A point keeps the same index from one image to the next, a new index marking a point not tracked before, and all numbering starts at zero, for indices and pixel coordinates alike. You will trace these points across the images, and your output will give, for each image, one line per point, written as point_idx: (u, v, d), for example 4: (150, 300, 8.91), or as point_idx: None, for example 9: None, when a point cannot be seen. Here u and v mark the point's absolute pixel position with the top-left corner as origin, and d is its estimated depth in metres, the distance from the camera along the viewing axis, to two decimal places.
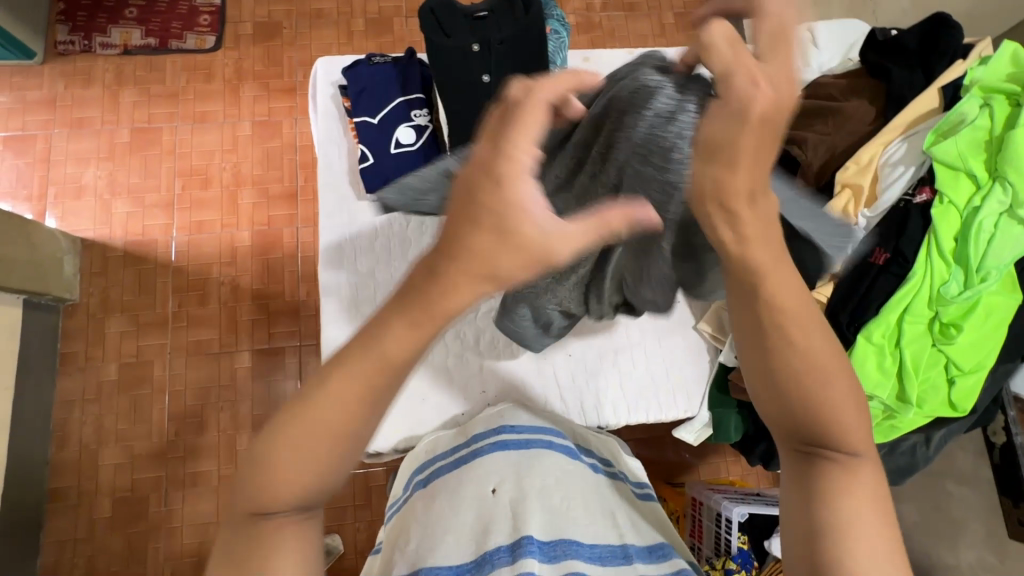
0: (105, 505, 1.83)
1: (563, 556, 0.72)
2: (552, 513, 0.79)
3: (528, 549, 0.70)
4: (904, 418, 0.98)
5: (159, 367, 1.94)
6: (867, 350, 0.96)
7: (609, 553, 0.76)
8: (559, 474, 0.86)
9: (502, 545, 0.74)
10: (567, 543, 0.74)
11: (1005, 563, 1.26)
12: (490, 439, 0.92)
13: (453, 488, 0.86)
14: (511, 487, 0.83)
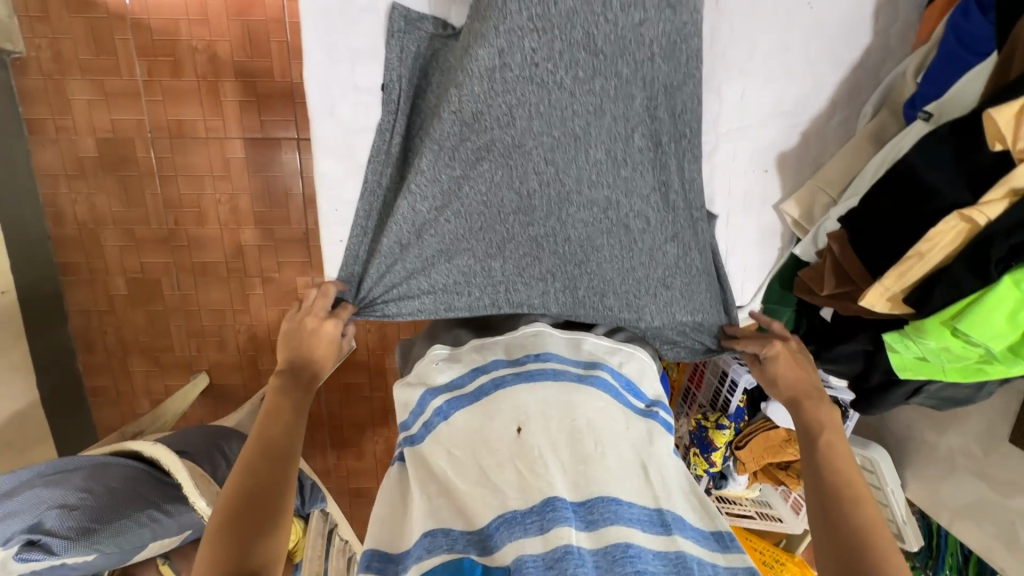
0: (120, 283, 1.87)
1: (600, 523, 0.62)
2: (584, 467, 0.67)
3: (563, 514, 0.62)
4: (998, 367, 0.76)
5: (143, 149, 1.74)
6: (1007, 295, 0.68)
7: (647, 516, 0.65)
8: (592, 417, 0.71)
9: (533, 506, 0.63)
10: (605, 503, 0.64)
11: (988, 457, 1.31)
12: (512, 371, 0.76)
13: (466, 428, 0.73)
14: (541, 429, 0.70)
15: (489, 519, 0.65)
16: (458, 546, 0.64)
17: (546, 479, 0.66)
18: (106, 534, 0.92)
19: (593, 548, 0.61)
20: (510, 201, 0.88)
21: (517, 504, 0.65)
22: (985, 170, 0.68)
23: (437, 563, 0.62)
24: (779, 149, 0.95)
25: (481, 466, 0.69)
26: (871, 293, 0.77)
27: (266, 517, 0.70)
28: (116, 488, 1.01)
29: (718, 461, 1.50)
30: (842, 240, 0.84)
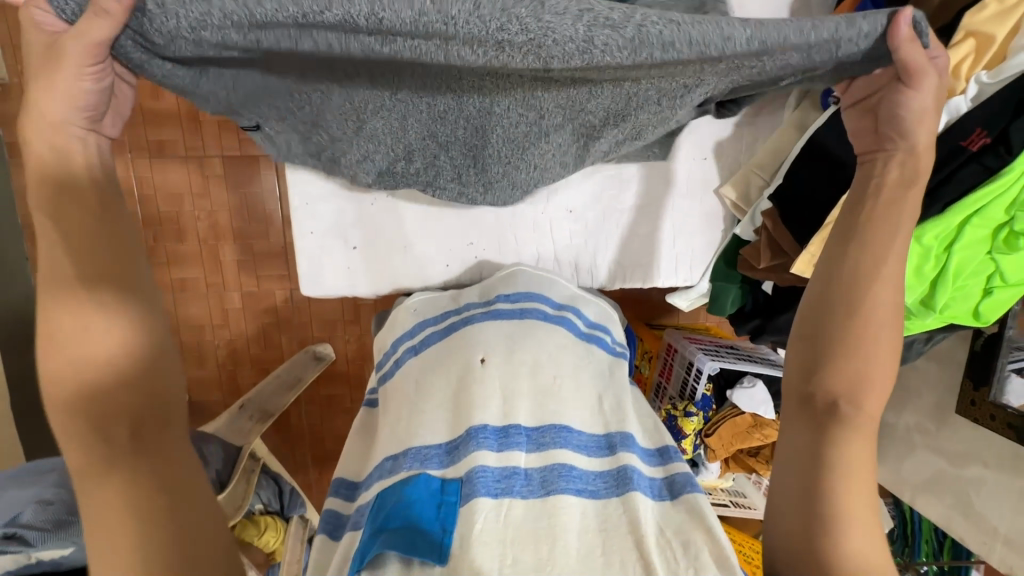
0: None
1: (550, 444, 0.66)
2: (543, 395, 0.72)
3: (515, 441, 0.66)
4: (915, 322, 0.82)
5: (122, 168, 1.79)
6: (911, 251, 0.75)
7: (593, 442, 0.69)
8: (552, 352, 0.76)
9: (489, 425, 0.67)
10: (557, 428, 0.68)
11: (941, 430, 1.39)
12: (482, 310, 0.82)
13: (441, 361, 0.77)
14: (503, 363, 0.74)
15: (456, 437, 0.67)
16: (417, 463, 0.66)
17: (509, 405, 0.70)
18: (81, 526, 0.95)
19: (542, 463, 0.65)
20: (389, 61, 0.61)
21: (480, 419, 0.67)
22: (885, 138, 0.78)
23: (397, 479, 0.65)
24: (716, 140, 1.02)
25: (448, 393, 0.73)
26: (800, 259, 0.85)
27: (175, 419, 0.58)
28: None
29: (689, 449, 1.54)
30: (774, 216, 0.92)
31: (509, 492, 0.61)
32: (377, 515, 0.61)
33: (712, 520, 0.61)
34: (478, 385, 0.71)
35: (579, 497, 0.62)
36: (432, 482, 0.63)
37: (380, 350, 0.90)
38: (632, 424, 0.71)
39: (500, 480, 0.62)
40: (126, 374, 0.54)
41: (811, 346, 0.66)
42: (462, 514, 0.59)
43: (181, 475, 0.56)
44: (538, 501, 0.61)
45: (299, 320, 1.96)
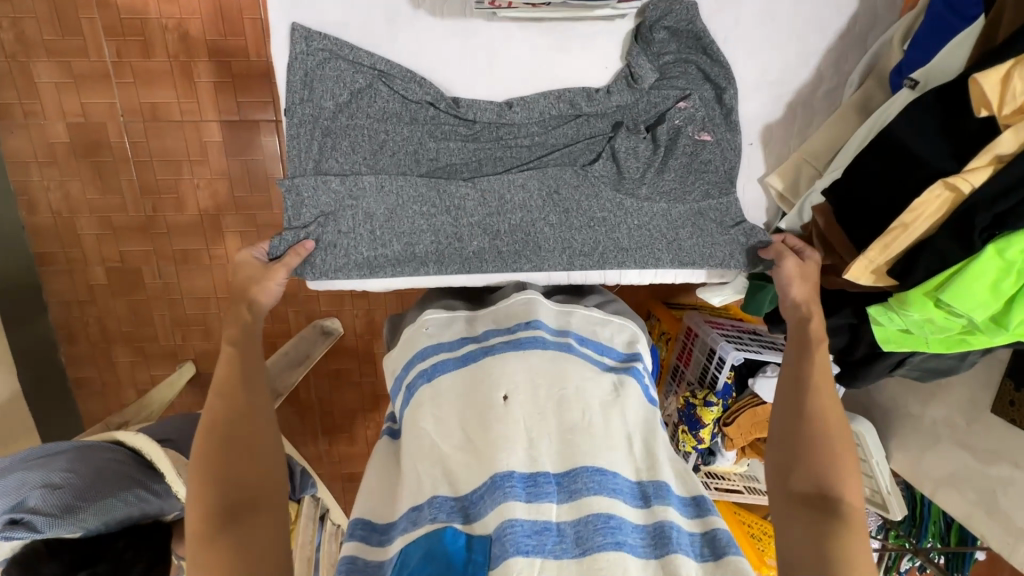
0: (99, 272, 1.82)
1: (583, 493, 0.63)
2: (574, 436, 0.68)
3: (546, 491, 0.64)
4: (980, 338, 0.76)
5: (115, 134, 1.68)
6: (989, 266, 0.67)
7: (628, 490, 0.67)
8: (581, 387, 0.72)
9: (516, 472, 0.64)
10: (590, 474, 0.65)
11: (970, 428, 1.32)
12: (506, 340, 0.76)
13: (463, 394, 0.72)
14: (529, 400, 0.70)
15: (477, 485, 0.65)
16: (442, 513, 0.64)
17: (535, 450, 0.67)
18: (93, 511, 0.93)
19: (576, 517, 0.62)
20: (423, 201, 0.87)
21: (506, 465, 0.64)
22: (972, 132, 0.67)
23: (421, 533, 0.62)
24: (765, 121, 0.93)
25: (469, 432, 0.69)
26: (855, 267, 0.77)
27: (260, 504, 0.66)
28: (101, 467, 1.00)
29: (706, 437, 1.51)
30: (827, 213, 0.84)
31: (542, 550, 0.59)
32: (401, 572, 0.59)
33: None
34: (502, 426, 0.67)
35: (620, 552, 0.60)
36: (459, 536, 0.61)
37: (393, 370, 0.85)
38: (666, 472, 0.69)
39: (532, 536, 0.60)
40: (230, 442, 0.69)
41: (785, 449, 0.72)
42: (493, 574, 0.58)
43: (268, 552, 0.64)
44: (574, 562, 0.59)
45: (305, 294, 1.90)
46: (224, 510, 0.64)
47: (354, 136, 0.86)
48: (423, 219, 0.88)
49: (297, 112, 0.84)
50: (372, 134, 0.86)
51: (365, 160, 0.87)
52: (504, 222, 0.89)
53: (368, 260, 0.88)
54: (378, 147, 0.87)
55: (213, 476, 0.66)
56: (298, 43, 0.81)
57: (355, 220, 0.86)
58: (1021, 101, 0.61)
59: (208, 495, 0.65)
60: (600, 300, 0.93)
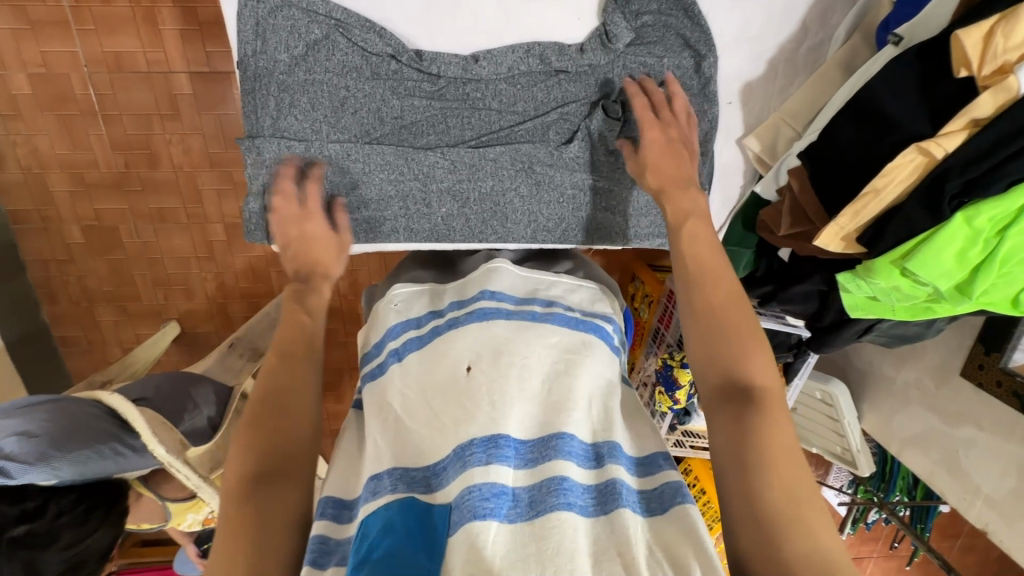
0: (75, 232, 1.79)
1: (544, 460, 0.65)
2: (535, 405, 0.70)
3: (503, 454, 0.63)
4: (945, 306, 0.76)
5: (80, 86, 1.61)
6: (958, 235, 0.66)
7: (581, 451, 0.67)
8: (543, 353, 0.73)
9: (476, 438, 0.64)
10: (557, 438, 0.66)
11: (940, 390, 1.35)
12: (464, 310, 0.77)
13: (426, 365, 0.73)
14: (489, 366, 0.70)
15: (441, 456, 0.66)
16: (402, 483, 0.65)
17: (499, 412, 0.67)
18: (66, 461, 0.94)
19: (533, 484, 0.63)
20: (390, 164, 0.86)
21: (467, 435, 0.65)
22: (949, 95, 0.64)
23: (381, 503, 0.62)
24: (745, 78, 0.89)
25: (433, 401, 0.70)
26: (825, 234, 0.75)
27: (286, 476, 0.62)
28: (76, 417, 1.01)
29: (682, 399, 1.54)
30: (802, 177, 0.81)
31: (497, 514, 0.59)
32: (361, 544, 0.58)
33: (702, 532, 0.59)
34: (465, 396, 0.68)
35: (569, 512, 0.60)
36: (420, 505, 0.62)
37: (365, 346, 0.84)
38: (618, 434, 0.69)
39: (489, 499, 0.59)
40: (266, 402, 0.65)
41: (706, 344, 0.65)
42: (451, 541, 0.58)
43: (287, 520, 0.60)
44: (525, 525, 0.59)
45: None
46: (262, 471, 0.61)
47: (313, 91, 0.82)
48: (391, 186, 0.87)
49: (251, 65, 0.79)
50: (332, 90, 0.82)
51: (326, 119, 0.83)
52: (472, 183, 0.89)
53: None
54: (338, 106, 0.83)
55: (256, 437, 0.63)
56: None
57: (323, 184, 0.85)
58: (1001, 61, 0.58)
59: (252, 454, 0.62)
60: (571, 265, 0.92)
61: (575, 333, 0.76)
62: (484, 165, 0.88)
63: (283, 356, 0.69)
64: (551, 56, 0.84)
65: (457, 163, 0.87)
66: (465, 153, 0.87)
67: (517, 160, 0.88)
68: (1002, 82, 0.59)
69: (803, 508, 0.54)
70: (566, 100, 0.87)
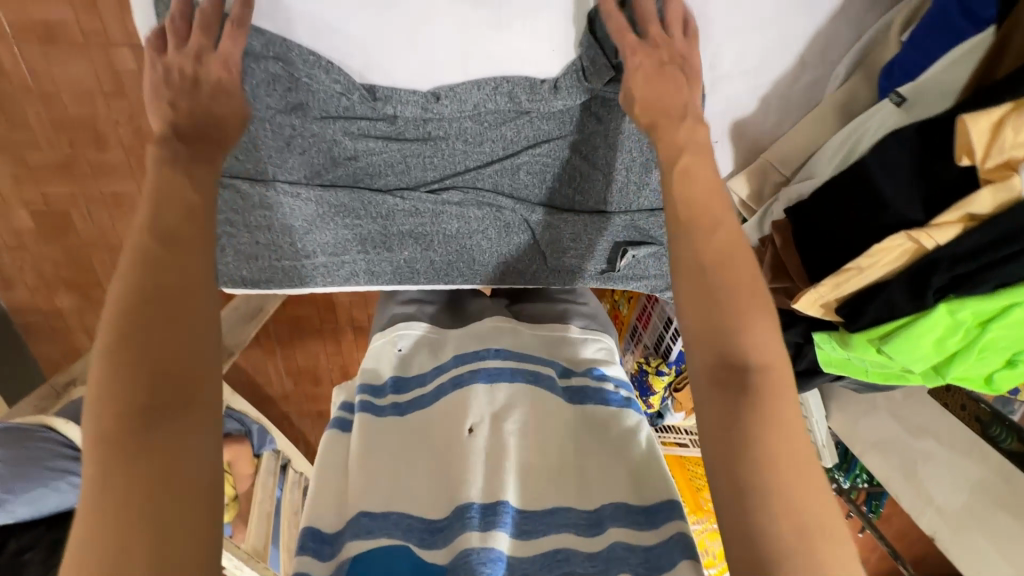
0: (24, 216, 1.68)
1: (535, 534, 0.62)
2: (540, 469, 0.67)
3: (467, 523, 0.60)
4: (918, 378, 0.74)
5: (9, 61, 1.44)
6: (938, 324, 0.63)
7: (582, 519, 0.64)
8: (552, 419, 0.71)
9: (477, 503, 0.62)
10: (548, 507, 0.64)
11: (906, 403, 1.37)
12: (467, 365, 0.74)
13: (428, 429, 0.71)
14: (491, 432, 0.68)
15: (449, 512, 0.63)
16: (399, 530, 0.61)
17: (500, 479, 0.64)
18: (21, 501, 0.93)
19: (509, 551, 0.59)
20: (345, 207, 0.79)
21: (474, 496, 0.62)
22: (948, 182, 0.58)
23: (371, 545, 0.58)
24: (734, 115, 0.82)
25: (433, 473, 0.67)
26: (804, 301, 0.72)
27: (187, 408, 0.48)
28: (20, 446, 0.96)
29: (655, 403, 1.56)
30: (785, 233, 0.77)
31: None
32: None
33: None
34: (468, 458, 0.66)
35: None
36: (399, 551, 0.58)
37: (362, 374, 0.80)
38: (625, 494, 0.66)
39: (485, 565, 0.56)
40: (142, 313, 0.49)
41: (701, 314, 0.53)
42: None
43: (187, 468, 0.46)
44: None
45: None
46: (149, 403, 0.46)
47: (254, 130, 0.73)
48: (347, 229, 0.81)
49: None
50: (273, 131, 0.73)
51: (270, 160, 0.75)
52: (436, 224, 0.83)
53: (295, 268, 0.83)
54: (282, 148, 0.75)
55: (136, 359, 0.48)
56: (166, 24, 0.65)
57: (273, 227, 0.79)
58: (1007, 157, 0.53)
59: (127, 382, 0.47)
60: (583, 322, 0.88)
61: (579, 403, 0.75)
62: (448, 210, 0.82)
63: (164, 253, 0.53)
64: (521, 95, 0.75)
65: (418, 206, 0.81)
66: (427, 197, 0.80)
67: (484, 203, 0.82)
68: (1006, 179, 0.53)
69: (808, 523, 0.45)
70: (538, 139, 0.79)
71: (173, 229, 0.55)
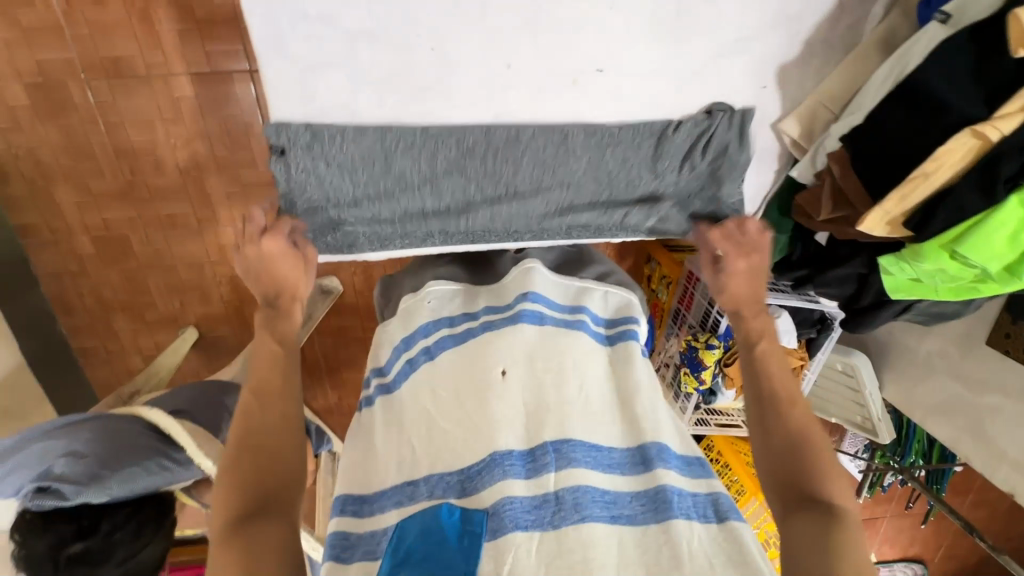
0: (85, 243, 1.77)
1: (566, 465, 0.67)
2: (569, 407, 0.72)
3: (545, 463, 0.68)
4: (991, 287, 0.76)
5: (79, 93, 1.56)
6: (1010, 217, 0.66)
7: (624, 459, 0.71)
8: (576, 360, 0.77)
9: (515, 451, 0.69)
10: (570, 445, 0.69)
11: (965, 359, 1.36)
12: (503, 316, 0.80)
13: (461, 367, 0.77)
14: (521, 374, 0.75)
15: (477, 460, 0.68)
16: (439, 490, 0.68)
17: (536, 424, 0.72)
18: (116, 479, 0.94)
19: (551, 489, 0.66)
20: (421, 171, 0.86)
21: (505, 445, 0.68)
22: (1004, 78, 0.63)
23: (417, 510, 0.66)
24: (780, 62, 0.85)
25: (466, 408, 0.73)
26: (870, 219, 0.74)
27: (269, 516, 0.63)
28: (119, 435, 1.01)
29: (708, 379, 1.55)
30: (844, 161, 0.80)
31: (541, 523, 0.63)
32: (398, 546, 0.62)
33: (753, 553, 0.62)
34: (501, 399, 0.72)
35: (613, 526, 0.64)
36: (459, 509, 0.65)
37: (389, 336, 0.87)
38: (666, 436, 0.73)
39: (531, 511, 0.64)
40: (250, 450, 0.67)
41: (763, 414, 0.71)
42: (493, 545, 0.61)
43: (281, 548, 0.62)
44: (574, 528, 0.62)
45: None
46: (247, 510, 0.63)
47: (341, 105, 0.80)
48: (423, 193, 0.87)
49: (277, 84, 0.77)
50: (360, 102, 0.81)
51: (354, 131, 0.82)
52: (504, 186, 0.89)
53: (375, 233, 0.90)
54: (366, 117, 0.82)
55: (231, 490, 0.64)
56: (270, 11, 0.72)
57: (358, 193, 0.85)
58: None
59: (235, 504, 0.63)
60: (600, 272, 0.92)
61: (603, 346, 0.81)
62: (516, 169, 0.88)
63: (266, 406, 0.72)
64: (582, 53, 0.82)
65: (488, 167, 0.87)
66: (497, 158, 0.87)
67: (549, 162, 0.88)
68: None
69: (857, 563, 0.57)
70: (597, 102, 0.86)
71: (275, 378, 0.73)
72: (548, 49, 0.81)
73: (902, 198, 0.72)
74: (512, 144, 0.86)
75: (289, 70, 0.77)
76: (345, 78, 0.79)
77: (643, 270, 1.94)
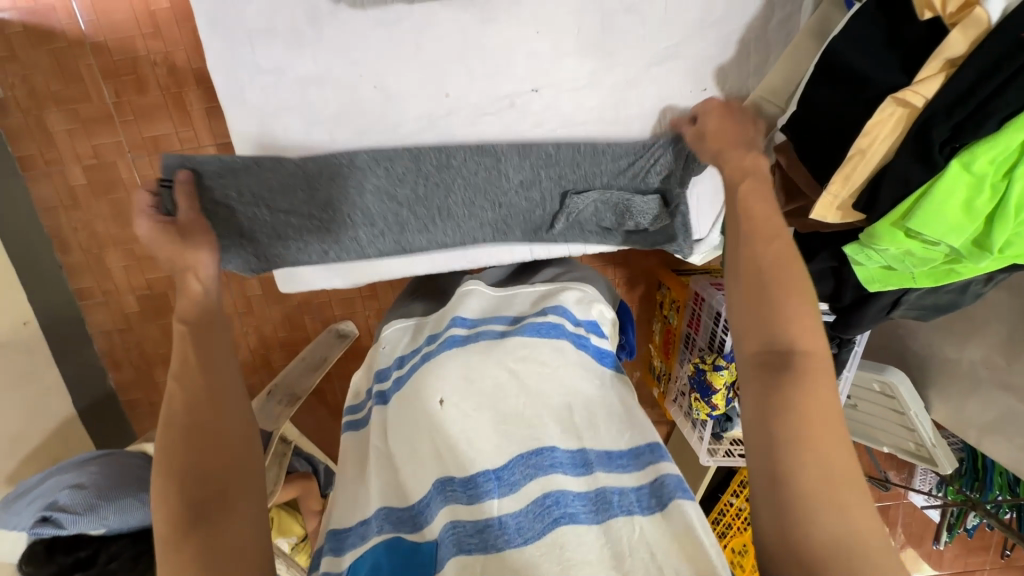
0: (130, 301, 1.85)
1: (529, 480, 0.63)
2: (510, 423, 0.67)
3: (485, 490, 0.62)
4: (968, 266, 0.69)
5: (126, 171, 1.68)
6: (957, 184, 0.60)
7: (569, 460, 0.65)
8: (513, 367, 0.71)
9: (456, 478, 0.64)
10: (534, 458, 0.64)
11: (1011, 367, 1.21)
12: (436, 342, 0.77)
13: (405, 396, 0.73)
14: (461, 396, 0.69)
15: (422, 493, 0.66)
16: (389, 522, 0.65)
17: (471, 441, 0.66)
18: (111, 510, 1.00)
19: (522, 505, 0.61)
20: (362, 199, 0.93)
21: (451, 472, 0.65)
22: (918, 41, 0.62)
23: (368, 547, 0.63)
24: (715, 63, 0.87)
25: (406, 437, 0.70)
26: (818, 204, 0.70)
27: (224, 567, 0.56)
28: (124, 468, 1.08)
29: (720, 403, 1.46)
30: (789, 152, 0.78)
31: (486, 550, 0.59)
32: None
33: (702, 533, 0.57)
34: (439, 428, 0.67)
35: (564, 535, 0.58)
36: (408, 543, 0.63)
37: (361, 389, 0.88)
38: (607, 441, 0.67)
39: (475, 535, 0.60)
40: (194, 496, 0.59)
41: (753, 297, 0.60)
42: None
43: (235, 552, 0.58)
44: (519, 551, 0.58)
45: (317, 302, 1.93)
46: (189, 512, 0.58)
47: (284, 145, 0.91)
48: (364, 218, 0.95)
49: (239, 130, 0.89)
50: (310, 141, 0.91)
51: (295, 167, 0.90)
52: (441, 194, 0.94)
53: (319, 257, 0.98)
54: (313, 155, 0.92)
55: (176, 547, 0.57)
56: (231, 64, 0.84)
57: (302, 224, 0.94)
58: None
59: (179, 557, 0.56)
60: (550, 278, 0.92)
61: (547, 340, 0.73)
62: (452, 189, 0.94)
63: (200, 431, 0.63)
64: (511, 78, 0.88)
65: (423, 190, 0.94)
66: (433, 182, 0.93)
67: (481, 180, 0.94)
68: (970, 17, 0.57)
69: (841, 489, 0.52)
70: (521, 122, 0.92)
71: (207, 400, 0.64)
72: (480, 79, 0.88)
73: (846, 176, 0.67)
74: (446, 153, 0.91)
75: (251, 117, 0.88)
76: (299, 121, 0.89)
77: (655, 297, 1.88)
